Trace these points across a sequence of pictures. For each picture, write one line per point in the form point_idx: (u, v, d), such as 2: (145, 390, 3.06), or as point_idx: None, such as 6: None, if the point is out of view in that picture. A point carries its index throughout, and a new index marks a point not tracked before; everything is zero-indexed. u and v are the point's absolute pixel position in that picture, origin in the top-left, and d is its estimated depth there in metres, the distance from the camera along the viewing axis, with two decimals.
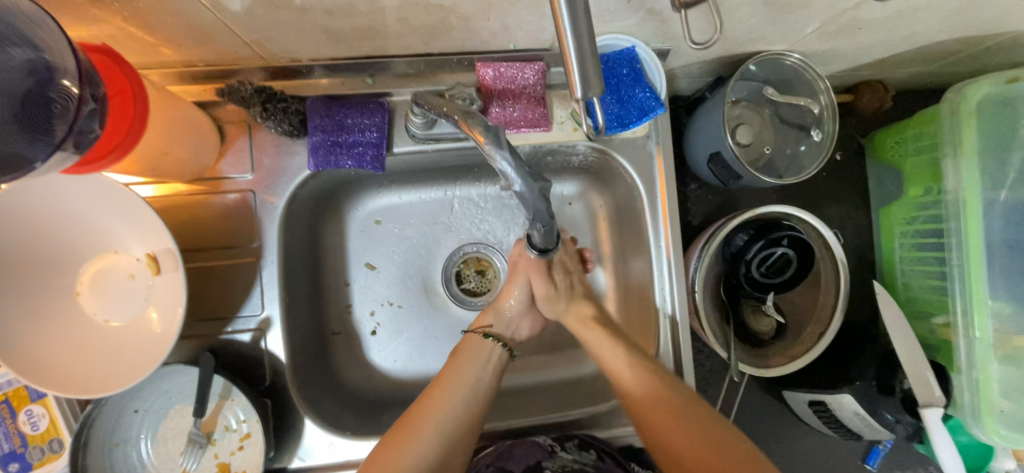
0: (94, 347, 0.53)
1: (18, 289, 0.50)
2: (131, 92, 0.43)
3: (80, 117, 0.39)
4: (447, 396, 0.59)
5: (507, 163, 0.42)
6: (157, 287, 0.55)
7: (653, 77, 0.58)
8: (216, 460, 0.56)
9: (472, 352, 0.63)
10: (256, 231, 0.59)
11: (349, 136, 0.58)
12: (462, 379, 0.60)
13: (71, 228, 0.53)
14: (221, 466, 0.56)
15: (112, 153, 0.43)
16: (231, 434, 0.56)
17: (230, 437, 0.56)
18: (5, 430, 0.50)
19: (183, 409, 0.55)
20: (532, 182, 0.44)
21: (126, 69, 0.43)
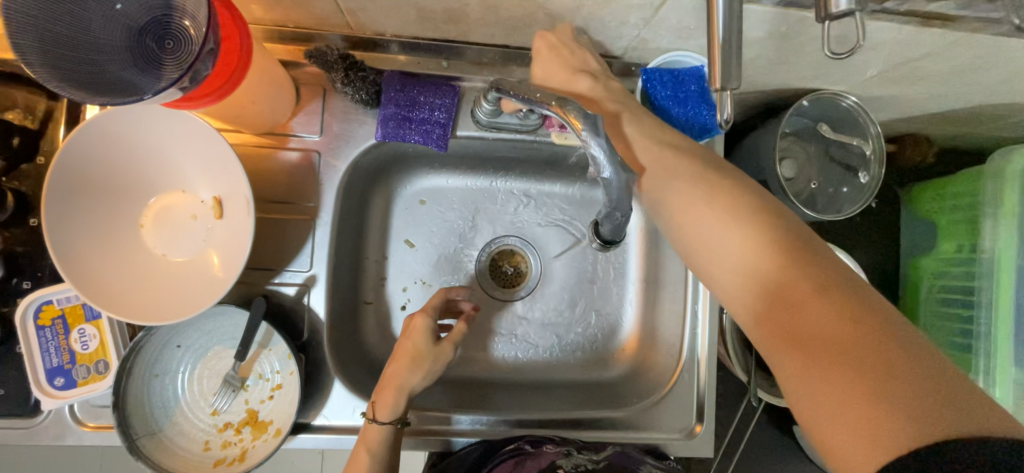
0: (151, 277, 0.55)
1: (90, 212, 0.53)
2: (238, 40, 0.45)
3: (201, 57, 0.41)
4: None
5: (598, 146, 0.45)
6: (217, 230, 0.57)
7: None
8: (247, 406, 0.57)
9: (369, 445, 0.57)
10: (315, 191, 0.61)
11: (419, 112, 0.60)
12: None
13: (147, 161, 0.55)
14: (250, 412, 0.57)
15: (211, 95, 0.46)
16: (264, 382, 0.58)
17: (262, 385, 0.58)
18: (57, 345, 0.52)
19: (222, 350, 0.57)
20: (619, 172, 0.46)
21: (235, 16, 0.45)
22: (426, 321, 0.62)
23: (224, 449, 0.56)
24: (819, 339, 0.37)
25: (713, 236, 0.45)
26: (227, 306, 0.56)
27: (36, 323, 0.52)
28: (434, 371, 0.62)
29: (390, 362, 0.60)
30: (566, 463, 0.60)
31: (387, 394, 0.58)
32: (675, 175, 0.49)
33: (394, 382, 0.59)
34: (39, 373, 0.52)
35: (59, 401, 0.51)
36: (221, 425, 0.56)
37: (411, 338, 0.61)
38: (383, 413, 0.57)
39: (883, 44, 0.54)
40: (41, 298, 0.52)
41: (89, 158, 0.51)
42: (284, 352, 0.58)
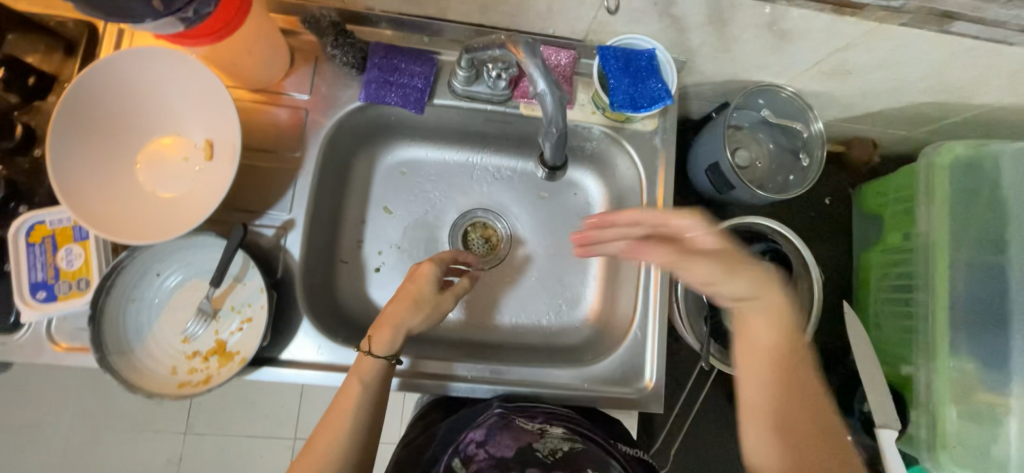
0: (139, 209, 0.59)
1: (89, 142, 0.58)
2: None
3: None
4: (341, 425, 0.58)
5: (536, 68, 0.52)
6: (205, 171, 0.62)
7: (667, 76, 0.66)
8: (216, 337, 0.60)
9: (362, 376, 0.60)
10: (300, 145, 0.67)
11: (400, 78, 0.66)
12: (352, 409, 0.58)
13: (148, 105, 0.61)
14: (218, 343, 0.60)
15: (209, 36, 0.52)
16: (234, 315, 0.61)
17: (233, 317, 0.61)
18: (43, 261, 0.56)
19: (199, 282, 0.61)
20: (554, 91, 0.54)
21: None
22: (434, 268, 0.66)
23: (190, 375, 0.58)
24: (807, 427, 0.52)
25: (759, 374, 0.54)
26: (207, 237, 0.60)
27: (27, 239, 0.56)
28: (432, 318, 0.65)
29: (394, 302, 0.64)
30: (542, 447, 0.66)
31: (384, 331, 0.61)
32: (759, 311, 0.53)
33: (396, 318, 0.62)
34: (24, 285, 0.55)
35: (37, 312, 0.55)
36: (190, 352, 0.59)
37: (416, 281, 0.65)
38: (383, 348, 0.61)
39: (810, 33, 0.62)
40: (35, 217, 0.56)
41: (95, 93, 0.57)
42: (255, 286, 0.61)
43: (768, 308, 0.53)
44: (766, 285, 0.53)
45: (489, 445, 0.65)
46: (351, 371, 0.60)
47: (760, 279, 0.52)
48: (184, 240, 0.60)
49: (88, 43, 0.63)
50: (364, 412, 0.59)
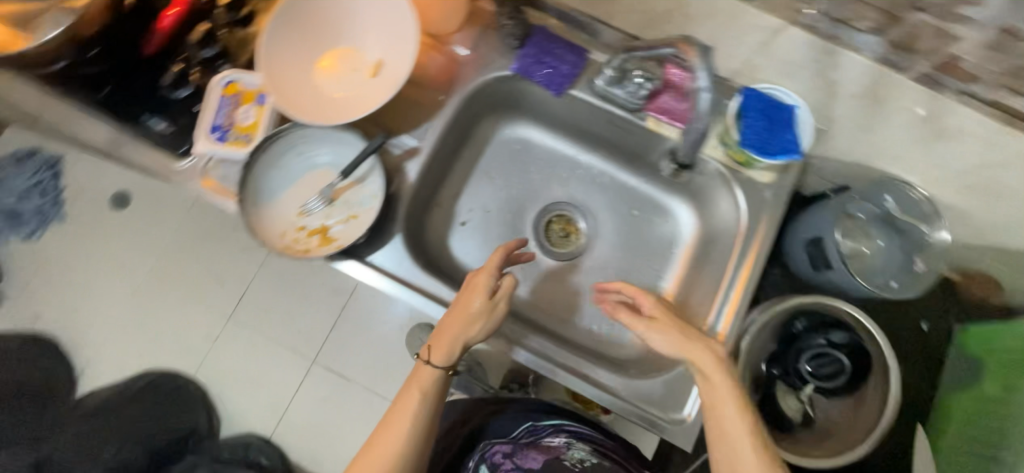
0: (308, 95, 0.70)
1: (294, 32, 0.69)
2: None
3: None
4: (399, 426, 0.64)
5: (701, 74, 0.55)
6: (367, 83, 0.71)
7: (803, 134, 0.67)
8: (324, 220, 0.69)
9: (420, 387, 0.66)
10: (447, 90, 0.75)
11: (551, 59, 0.73)
12: (408, 410, 0.65)
13: (346, 19, 0.71)
14: (324, 226, 0.68)
15: None
16: (345, 208, 0.69)
17: (343, 209, 0.69)
18: (226, 110, 0.67)
19: (329, 171, 0.70)
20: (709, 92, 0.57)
21: None
22: (489, 279, 0.65)
23: (294, 243, 0.67)
24: None
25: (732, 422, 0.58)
26: (351, 136, 0.69)
27: (221, 89, 0.67)
28: (487, 327, 0.66)
29: (449, 316, 0.66)
30: (570, 457, 0.71)
31: (443, 341, 0.65)
32: (718, 365, 0.60)
33: (452, 329, 0.64)
34: (206, 124, 0.67)
35: (206, 147, 0.66)
36: (301, 225, 0.68)
37: (471, 292, 0.66)
38: (440, 357, 0.65)
39: (970, 135, 0.60)
40: (234, 75, 0.68)
41: None
42: (369, 192, 0.69)
43: (705, 365, 0.61)
44: (690, 330, 0.64)
45: (518, 458, 0.72)
46: (410, 386, 0.66)
47: (687, 329, 0.64)
48: (332, 133, 0.69)
49: None
50: (423, 412, 0.65)
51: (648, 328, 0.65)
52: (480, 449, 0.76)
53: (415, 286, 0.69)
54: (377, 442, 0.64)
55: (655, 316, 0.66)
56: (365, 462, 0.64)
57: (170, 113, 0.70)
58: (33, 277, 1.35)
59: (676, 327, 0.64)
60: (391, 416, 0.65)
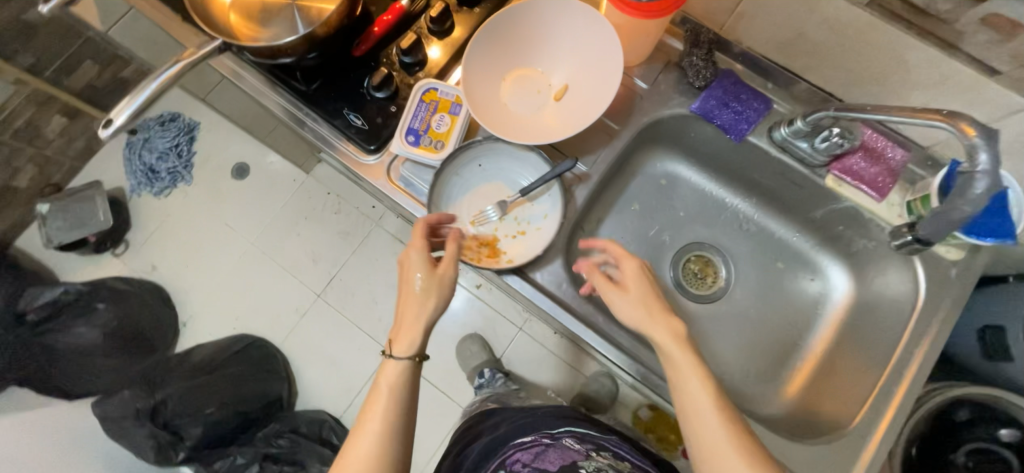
0: (498, 110, 0.73)
1: (491, 51, 0.72)
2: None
3: None
4: (370, 429, 0.57)
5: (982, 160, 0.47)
6: (551, 106, 0.74)
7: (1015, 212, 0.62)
8: (495, 232, 0.73)
9: (387, 379, 0.61)
10: (622, 121, 0.76)
11: (736, 105, 0.73)
12: (377, 408, 0.59)
13: (539, 43, 0.75)
14: (494, 237, 0.73)
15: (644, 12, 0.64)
16: (516, 223, 0.74)
17: (513, 224, 0.74)
18: (423, 116, 0.71)
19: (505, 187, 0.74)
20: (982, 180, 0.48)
21: None
22: (420, 253, 0.64)
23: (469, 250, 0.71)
24: None
25: (706, 421, 0.52)
26: (533, 155, 0.72)
27: (421, 96, 0.72)
28: (441, 305, 0.63)
29: (403, 305, 0.64)
30: (586, 464, 0.64)
31: (408, 336, 0.62)
32: (697, 369, 0.55)
33: (413, 318, 0.62)
34: (404, 127, 0.71)
35: (404, 149, 0.70)
36: (472, 233, 0.73)
37: (408, 269, 0.64)
38: (401, 348, 0.61)
39: None
40: (434, 84, 0.72)
41: (516, 18, 0.71)
42: (541, 211, 0.73)
43: (681, 367, 0.55)
44: (658, 311, 0.59)
45: (534, 460, 0.67)
46: (377, 376, 0.62)
47: (654, 306, 0.60)
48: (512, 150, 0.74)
49: None
50: (398, 399, 0.60)
51: (623, 297, 0.60)
52: (503, 456, 0.71)
53: (574, 309, 0.71)
54: (355, 442, 0.57)
55: (626, 284, 0.62)
56: (343, 463, 0.56)
57: (366, 111, 0.74)
58: (154, 228, 1.43)
59: (643, 291, 0.60)
60: (369, 402, 0.60)
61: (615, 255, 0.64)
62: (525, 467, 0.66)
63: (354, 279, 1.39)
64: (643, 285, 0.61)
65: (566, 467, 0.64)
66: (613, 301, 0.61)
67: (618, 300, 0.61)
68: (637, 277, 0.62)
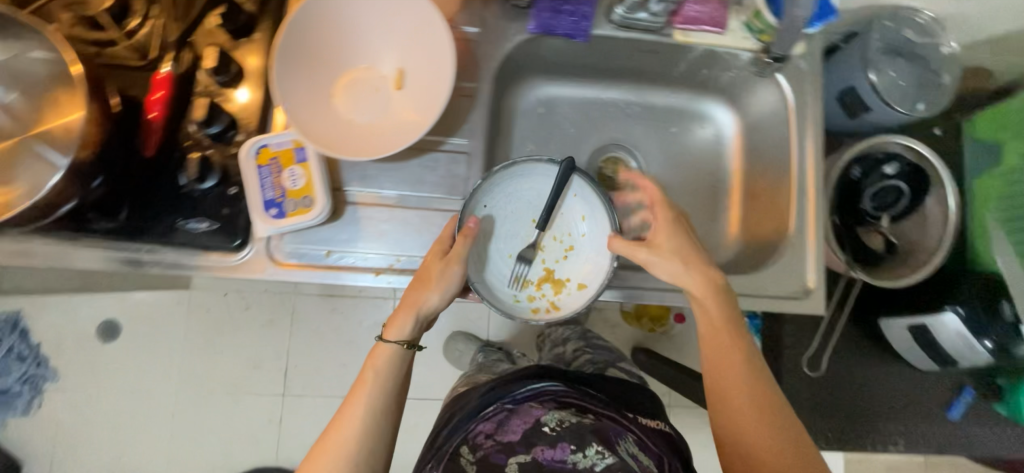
0: (345, 132, 0.64)
1: (300, 75, 0.62)
2: None
3: None
4: (351, 423, 0.59)
5: None
6: (397, 98, 0.66)
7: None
8: (544, 265, 0.71)
9: (376, 366, 0.62)
10: (474, 74, 0.70)
11: (569, 5, 0.69)
12: (359, 408, 0.59)
13: (347, 40, 0.65)
14: (547, 271, 0.71)
15: None
16: (558, 243, 0.72)
17: (557, 246, 0.72)
18: (271, 181, 0.60)
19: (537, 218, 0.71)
20: None
21: None
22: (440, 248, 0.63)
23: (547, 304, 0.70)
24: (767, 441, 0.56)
25: (715, 333, 0.61)
26: (544, 163, 0.69)
27: (255, 161, 0.60)
28: (450, 294, 0.62)
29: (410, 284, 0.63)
30: (549, 421, 0.66)
31: (402, 314, 0.62)
32: (712, 293, 0.61)
33: (410, 302, 0.61)
34: (257, 203, 0.60)
35: (272, 227, 0.60)
36: (523, 282, 0.71)
37: (432, 269, 0.62)
38: (392, 333, 0.62)
39: None
40: (261, 140, 0.61)
41: (307, 25, 0.60)
42: (578, 215, 0.71)
43: (697, 287, 0.62)
44: (692, 261, 0.62)
45: (495, 432, 0.67)
46: (367, 362, 0.62)
47: (688, 254, 0.63)
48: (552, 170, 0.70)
49: None
50: (381, 397, 0.60)
51: (651, 255, 0.63)
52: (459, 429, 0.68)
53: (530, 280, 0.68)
54: (339, 433, 0.59)
55: (653, 240, 0.64)
56: (331, 453, 0.58)
57: (205, 210, 0.61)
58: (52, 445, 1.17)
59: (674, 242, 0.63)
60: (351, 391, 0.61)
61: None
62: (489, 442, 0.66)
63: (308, 361, 1.25)
64: (674, 237, 0.63)
65: (529, 433, 0.67)
66: (644, 259, 0.63)
67: (641, 250, 0.63)
68: (667, 232, 0.64)
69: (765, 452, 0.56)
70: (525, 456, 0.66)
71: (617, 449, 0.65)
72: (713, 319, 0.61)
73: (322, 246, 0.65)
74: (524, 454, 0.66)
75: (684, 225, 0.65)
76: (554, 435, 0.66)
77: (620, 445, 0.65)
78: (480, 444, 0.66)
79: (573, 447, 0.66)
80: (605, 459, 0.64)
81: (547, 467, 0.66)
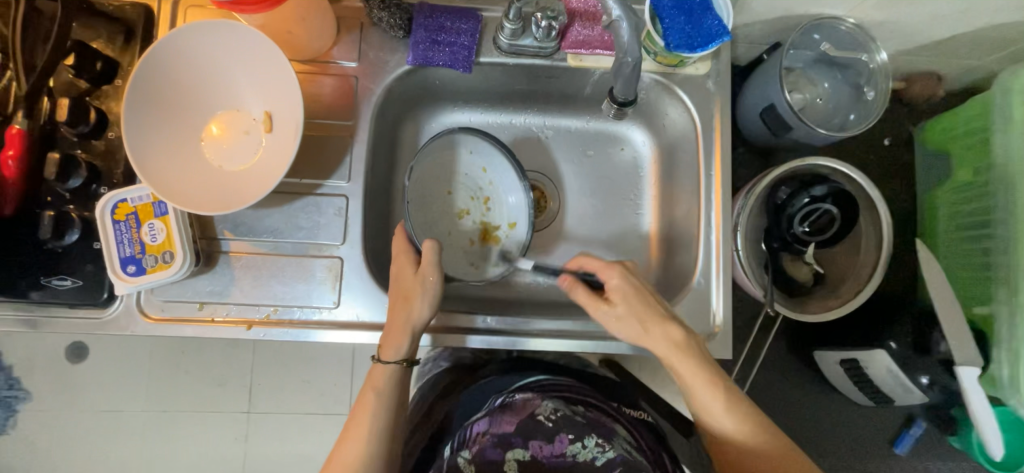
0: (211, 182, 0.62)
1: (157, 123, 0.60)
2: None
3: None
4: (364, 428, 0.60)
5: None
6: (265, 143, 0.63)
7: (624, 41, 0.54)
8: (479, 223, 0.75)
9: (376, 386, 0.63)
10: (353, 112, 0.67)
11: (446, 36, 0.66)
12: (369, 410, 0.61)
13: (212, 85, 0.63)
14: (482, 225, 0.75)
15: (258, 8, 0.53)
16: (477, 200, 0.76)
17: (477, 203, 0.76)
18: (130, 237, 0.59)
19: (451, 188, 0.75)
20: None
21: None
22: (409, 255, 0.64)
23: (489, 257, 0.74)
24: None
25: (695, 382, 0.60)
26: (446, 136, 0.71)
27: (112, 217, 0.59)
28: (431, 301, 0.62)
29: (392, 306, 0.62)
30: (544, 410, 0.59)
31: (392, 341, 0.61)
32: (681, 351, 0.60)
33: (398, 324, 0.61)
34: (115, 261, 0.59)
35: (130, 285, 0.59)
36: (474, 242, 0.75)
37: (406, 288, 0.62)
38: (389, 352, 0.61)
39: None
40: (118, 195, 0.59)
41: (159, 72, 0.59)
42: (479, 167, 0.75)
43: (665, 348, 0.61)
44: (652, 324, 0.60)
45: (489, 419, 0.59)
46: (368, 383, 0.63)
47: (646, 317, 0.61)
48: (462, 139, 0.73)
49: (146, 25, 0.65)
50: (383, 415, 0.61)
51: (611, 313, 0.61)
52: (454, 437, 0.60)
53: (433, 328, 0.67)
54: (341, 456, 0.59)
55: (612, 297, 0.61)
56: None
57: (71, 267, 0.61)
58: None
59: (626, 309, 0.61)
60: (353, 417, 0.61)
61: (597, 271, 0.62)
62: (481, 430, 0.58)
63: None
64: (631, 297, 0.60)
65: (525, 425, 0.58)
66: (602, 317, 0.62)
67: (606, 306, 0.61)
68: (627, 291, 0.61)
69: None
70: (523, 453, 0.56)
71: (613, 442, 0.57)
72: (688, 374, 0.60)
73: (194, 299, 0.63)
74: (521, 450, 0.56)
75: (644, 281, 0.63)
76: (551, 426, 0.58)
77: (614, 439, 0.58)
78: (475, 439, 0.57)
79: (570, 437, 0.56)
80: (606, 452, 0.56)
81: (548, 467, 0.55)
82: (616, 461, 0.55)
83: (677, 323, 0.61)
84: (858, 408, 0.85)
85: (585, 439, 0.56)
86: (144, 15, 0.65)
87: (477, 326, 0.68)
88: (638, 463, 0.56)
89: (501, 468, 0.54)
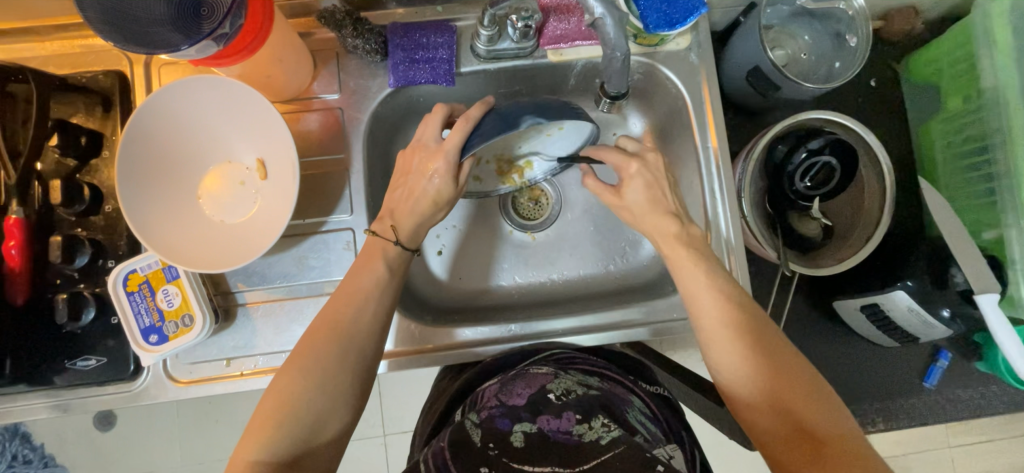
0: (214, 239, 0.62)
1: (154, 189, 0.59)
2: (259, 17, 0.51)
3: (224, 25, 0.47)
4: (329, 349, 0.53)
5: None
6: (263, 189, 0.63)
7: (609, 37, 0.53)
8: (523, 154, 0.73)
9: (386, 259, 0.60)
10: (344, 144, 0.66)
11: (425, 53, 0.65)
12: (352, 333, 0.55)
13: (201, 141, 0.62)
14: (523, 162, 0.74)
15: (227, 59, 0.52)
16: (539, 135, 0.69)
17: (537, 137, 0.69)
18: (146, 307, 0.59)
19: (553, 133, 0.68)
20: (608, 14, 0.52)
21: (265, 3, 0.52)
22: (446, 164, 0.60)
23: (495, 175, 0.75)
24: (799, 410, 0.49)
25: (688, 273, 0.59)
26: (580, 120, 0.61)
27: (125, 289, 0.59)
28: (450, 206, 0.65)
29: (410, 192, 0.63)
30: (556, 388, 0.59)
31: (405, 228, 0.62)
32: (675, 240, 0.61)
33: (412, 217, 0.63)
34: (136, 332, 0.59)
35: (154, 354, 0.58)
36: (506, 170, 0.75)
37: (419, 187, 0.63)
38: (408, 238, 0.63)
39: None
40: (128, 266, 0.59)
41: (150, 136, 0.58)
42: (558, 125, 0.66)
43: (663, 236, 0.61)
44: (654, 211, 0.62)
45: (501, 394, 0.59)
46: (373, 253, 0.60)
47: (653, 204, 0.62)
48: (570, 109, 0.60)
49: (122, 92, 0.64)
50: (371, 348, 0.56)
51: (617, 201, 0.65)
52: (470, 404, 0.61)
53: (438, 348, 0.68)
54: (337, 316, 0.55)
55: (622, 188, 0.64)
56: (302, 364, 0.52)
57: (93, 346, 0.61)
58: None
59: (639, 196, 0.63)
60: (354, 275, 0.59)
61: (618, 164, 0.64)
62: (494, 404, 0.58)
63: None
64: (642, 187, 0.62)
65: (536, 400, 0.58)
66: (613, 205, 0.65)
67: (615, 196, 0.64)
68: (640, 182, 0.63)
69: (780, 395, 0.50)
70: (531, 425, 0.54)
71: (626, 418, 0.57)
72: (689, 275, 0.59)
73: (221, 356, 0.63)
74: (528, 423, 0.54)
75: (659, 174, 0.63)
76: (559, 405, 0.57)
77: (628, 412, 0.58)
78: (486, 407, 0.58)
79: (577, 417, 0.54)
80: (612, 431, 0.51)
81: (553, 440, 0.52)
82: (620, 438, 0.49)
83: (676, 218, 0.62)
84: (883, 350, 0.86)
85: (592, 418, 0.54)
86: (119, 82, 0.64)
87: (472, 339, 0.68)
88: (648, 439, 0.54)
89: (505, 436, 0.52)
